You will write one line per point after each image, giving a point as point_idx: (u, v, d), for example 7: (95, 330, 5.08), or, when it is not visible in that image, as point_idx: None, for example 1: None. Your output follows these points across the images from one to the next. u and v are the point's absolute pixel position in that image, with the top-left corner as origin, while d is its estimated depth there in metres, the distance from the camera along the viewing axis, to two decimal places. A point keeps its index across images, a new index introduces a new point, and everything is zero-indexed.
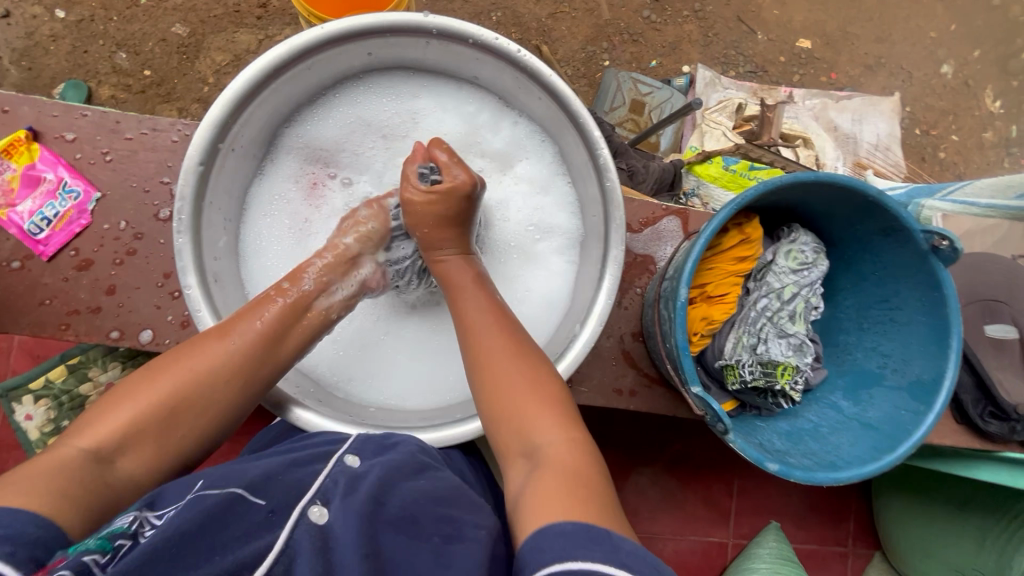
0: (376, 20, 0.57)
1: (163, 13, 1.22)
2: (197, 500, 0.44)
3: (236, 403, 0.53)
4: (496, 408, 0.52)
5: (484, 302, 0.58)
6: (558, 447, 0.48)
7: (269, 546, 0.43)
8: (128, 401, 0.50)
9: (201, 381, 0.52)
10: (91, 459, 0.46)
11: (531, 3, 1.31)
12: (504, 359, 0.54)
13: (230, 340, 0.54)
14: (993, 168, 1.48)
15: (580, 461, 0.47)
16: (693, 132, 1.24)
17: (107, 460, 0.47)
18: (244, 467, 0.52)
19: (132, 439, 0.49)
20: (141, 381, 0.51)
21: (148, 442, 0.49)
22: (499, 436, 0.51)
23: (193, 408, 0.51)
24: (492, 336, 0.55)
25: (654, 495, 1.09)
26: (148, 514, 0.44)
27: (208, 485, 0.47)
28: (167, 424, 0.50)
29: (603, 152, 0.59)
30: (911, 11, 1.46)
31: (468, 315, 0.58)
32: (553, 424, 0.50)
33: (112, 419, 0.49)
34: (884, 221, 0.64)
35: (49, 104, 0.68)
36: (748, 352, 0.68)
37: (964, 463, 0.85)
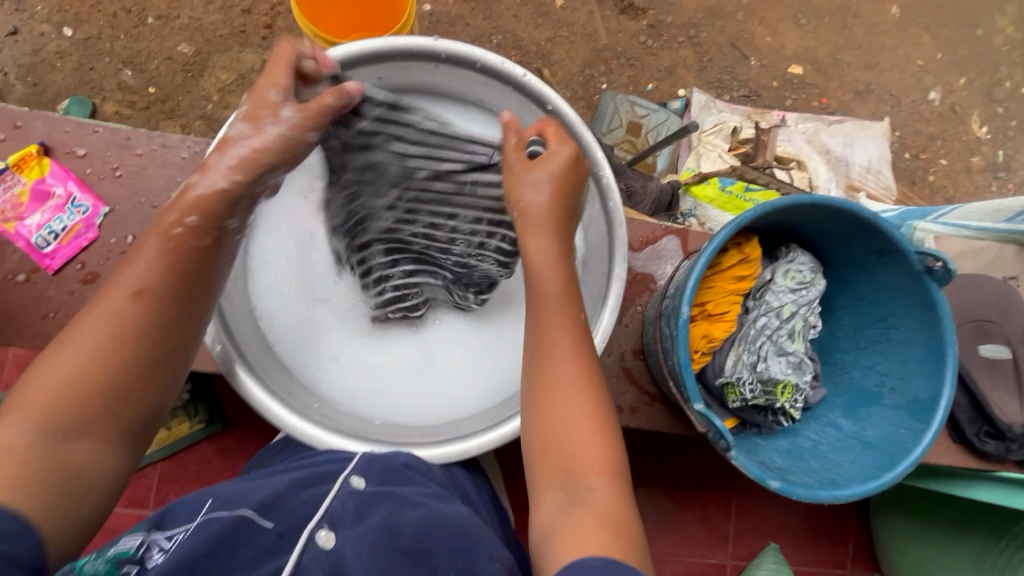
0: (387, 44, 0.59)
1: (170, 32, 1.25)
2: (206, 524, 0.48)
3: (158, 351, 0.49)
4: (547, 437, 0.52)
5: (570, 333, 0.53)
6: (600, 491, 0.49)
7: (278, 570, 0.47)
8: (72, 367, 0.46)
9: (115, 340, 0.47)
10: (51, 440, 0.44)
11: (531, 27, 1.35)
12: (573, 399, 0.52)
13: (124, 300, 0.48)
14: (981, 192, 1.52)
15: (620, 506, 0.48)
16: (689, 154, 1.27)
17: (59, 440, 0.44)
18: (257, 483, 0.55)
19: (87, 407, 0.46)
20: (79, 343, 0.47)
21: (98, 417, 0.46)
22: (540, 470, 0.52)
23: (117, 369, 0.47)
24: (566, 370, 0.52)
25: (653, 515, 1.09)
26: (157, 534, 0.48)
27: (217, 506, 0.51)
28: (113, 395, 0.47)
29: (605, 173, 0.61)
30: (898, 40, 1.51)
31: (550, 341, 0.53)
32: (602, 469, 0.50)
33: (60, 388, 0.45)
34: (879, 243, 0.65)
35: (61, 120, 0.69)
36: (748, 369, 0.69)
37: (962, 481, 0.85)
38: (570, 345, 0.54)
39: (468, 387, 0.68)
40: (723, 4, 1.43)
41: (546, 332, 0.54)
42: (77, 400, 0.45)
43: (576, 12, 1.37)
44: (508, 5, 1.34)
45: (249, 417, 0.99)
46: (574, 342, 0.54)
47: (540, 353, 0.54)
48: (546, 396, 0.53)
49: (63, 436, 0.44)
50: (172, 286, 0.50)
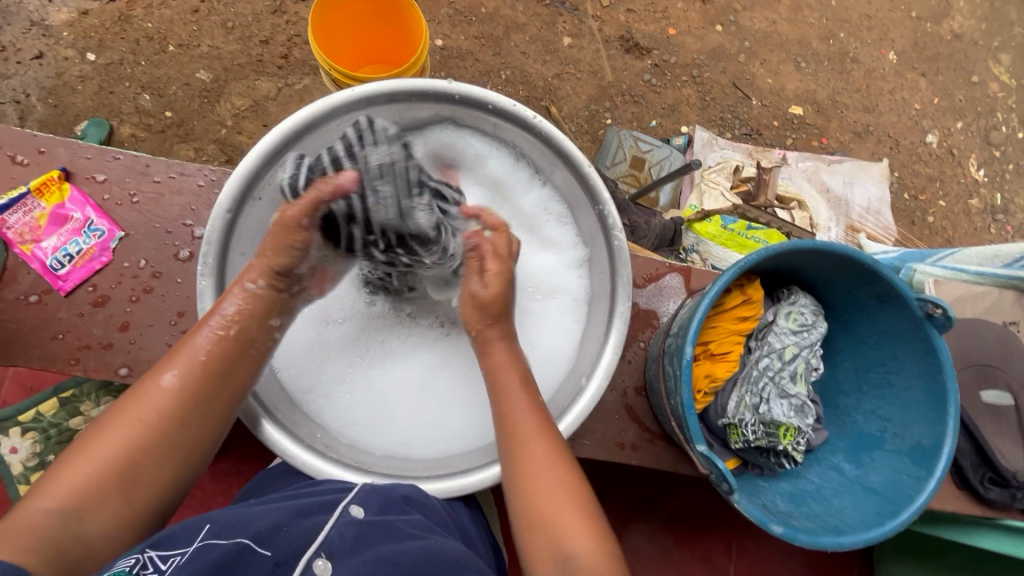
0: (403, 84, 0.60)
1: (189, 59, 1.29)
2: (203, 550, 0.46)
3: (199, 432, 0.53)
4: (532, 513, 0.53)
5: (530, 408, 0.57)
6: (591, 558, 0.50)
7: None
8: (88, 456, 0.49)
9: (164, 416, 0.52)
10: (61, 519, 0.46)
11: (539, 64, 1.39)
12: (546, 473, 0.54)
13: (178, 374, 0.53)
14: (980, 233, 1.53)
15: (610, 569, 0.50)
16: (691, 190, 1.29)
17: (76, 513, 0.46)
18: (256, 509, 0.54)
19: (101, 495, 0.48)
20: (99, 432, 0.50)
21: (112, 488, 0.48)
22: (530, 543, 0.53)
23: (156, 447, 0.51)
24: (538, 454, 0.54)
25: (651, 554, 1.07)
26: (152, 553, 0.45)
27: (215, 532, 0.49)
28: (136, 466, 0.50)
29: (610, 210, 0.63)
30: (895, 85, 1.55)
31: (515, 419, 0.56)
32: (587, 535, 0.51)
33: (72, 474, 0.48)
34: (880, 288, 0.66)
35: (83, 147, 0.72)
36: (751, 412, 0.68)
37: (965, 529, 0.84)
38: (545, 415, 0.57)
39: (467, 420, 0.68)
40: (725, 46, 1.48)
41: (510, 414, 0.57)
42: (100, 474, 0.48)
43: (583, 50, 1.42)
44: (517, 42, 1.39)
45: (246, 442, 0.98)
46: (541, 419, 0.56)
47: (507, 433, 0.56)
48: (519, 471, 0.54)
49: (68, 511, 0.46)
50: (214, 377, 0.54)
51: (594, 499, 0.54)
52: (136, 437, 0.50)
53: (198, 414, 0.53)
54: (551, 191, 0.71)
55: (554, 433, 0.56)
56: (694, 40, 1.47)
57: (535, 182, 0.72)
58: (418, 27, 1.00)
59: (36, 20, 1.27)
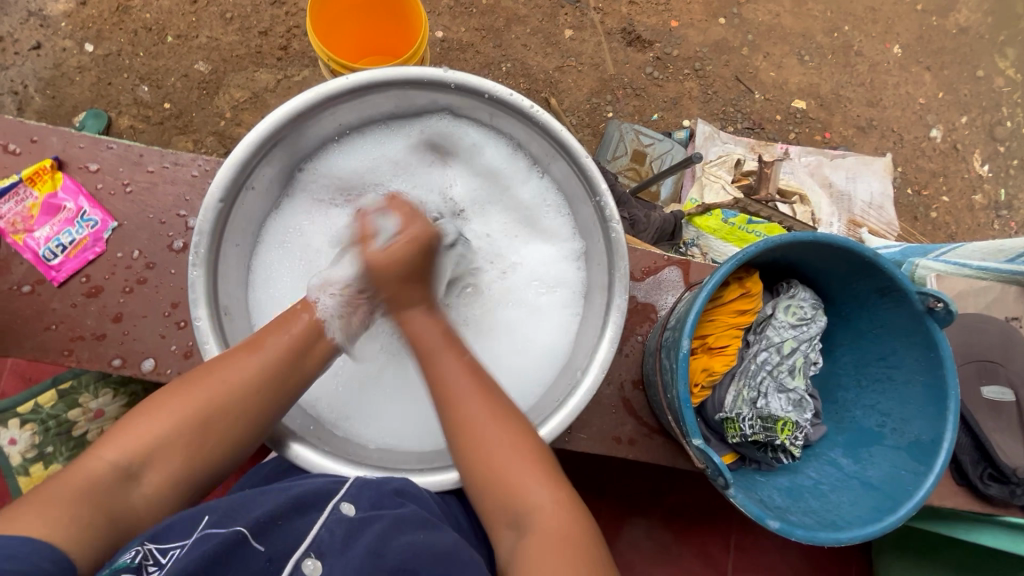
0: (398, 72, 0.59)
1: (187, 51, 1.28)
2: (201, 542, 0.46)
3: (266, 415, 0.53)
4: (480, 473, 0.52)
5: (464, 370, 0.55)
6: (547, 507, 0.50)
7: None
8: (160, 414, 0.50)
9: (238, 393, 0.52)
10: (118, 476, 0.48)
11: (540, 56, 1.38)
12: (491, 433, 0.52)
13: (260, 355, 0.54)
14: (984, 229, 1.52)
15: (567, 517, 0.50)
16: (693, 184, 1.28)
17: (136, 471, 0.49)
18: (258, 494, 0.54)
19: (162, 453, 0.50)
20: (174, 392, 0.52)
21: (175, 451, 0.50)
22: (484, 501, 0.52)
23: (223, 423, 0.52)
24: (475, 407, 0.53)
25: (649, 548, 1.06)
26: (153, 545, 0.46)
27: (213, 522, 0.48)
28: (200, 433, 0.51)
29: (607, 202, 0.62)
30: (900, 79, 1.54)
31: (448, 384, 0.54)
32: (543, 489, 0.51)
33: (145, 429, 0.50)
34: (881, 282, 0.66)
35: (76, 136, 0.71)
36: (748, 405, 0.68)
37: (969, 525, 0.83)
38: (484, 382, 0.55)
39: None
40: (728, 39, 1.47)
41: (443, 379, 0.54)
42: (167, 437, 0.50)
43: (584, 43, 1.40)
44: (518, 34, 1.37)
45: None
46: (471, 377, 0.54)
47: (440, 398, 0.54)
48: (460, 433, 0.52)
49: (128, 468, 0.49)
50: (288, 362, 0.55)
51: (547, 452, 0.54)
52: (205, 407, 0.51)
53: (275, 399, 0.54)
54: (549, 182, 0.71)
55: (493, 394, 0.54)
56: (696, 33, 1.45)
57: (532, 173, 0.71)
58: (417, 18, 0.99)
59: (33, 10, 1.26)
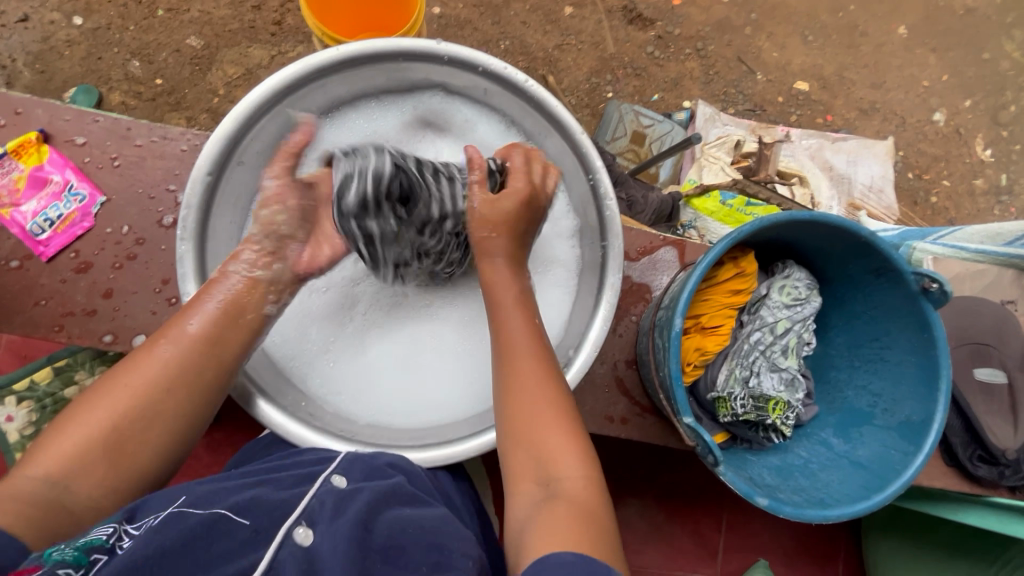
0: (389, 43, 0.58)
1: (179, 25, 1.25)
2: (178, 517, 0.46)
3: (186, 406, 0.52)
4: (519, 434, 0.53)
5: (529, 331, 0.57)
6: (576, 481, 0.49)
7: (252, 564, 0.44)
8: (72, 428, 0.48)
9: (152, 384, 0.51)
10: (48, 486, 0.45)
11: (539, 34, 1.35)
12: (542, 399, 0.53)
13: (167, 344, 0.52)
14: (984, 215, 1.51)
15: (589, 495, 0.49)
16: (692, 165, 1.27)
17: (64, 482, 0.46)
18: (227, 485, 0.53)
19: (83, 462, 0.47)
20: (83, 406, 0.50)
21: (103, 458, 0.48)
22: (512, 459, 0.52)
23: (146, 423, 0.50)
24: (530, 371, 0.54)
25: (642, 527, 1.08)
26: (128, 525, 0.45)
27: (189, 502, 0.48)
28: (117, 440, 0.49)
29: (602, 179, 0.61)
30: (905, 60, 1.51)
31: (511, 338, 0.56)
32: (576, 460, 0.51)
33: (61, 443, 0.47)
34: (876, 262, 0.65)
35: (62, 108, 0.69)
36: (740, 385, 0.68)
37: (954, 505, 0.85)
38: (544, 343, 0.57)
39: (453, 390, 0.67)
40: (731, 18, 1.44)
41: (506, 335, 0.57)
42: (86, 442, 0.48)
43: (584, 20, 1.37)
44: (517, 11, 1.34)
45: (239, 414, 0.98)
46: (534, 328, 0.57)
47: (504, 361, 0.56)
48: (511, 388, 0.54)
49: (56, 480, 0.46)
50: (204, 351, 0.53)
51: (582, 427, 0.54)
52: (122, 406, 0.49)
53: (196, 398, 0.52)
54: None
55: (550, 359, 0.56)
56: (699, 11, 1.42)
57: None
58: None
59: None
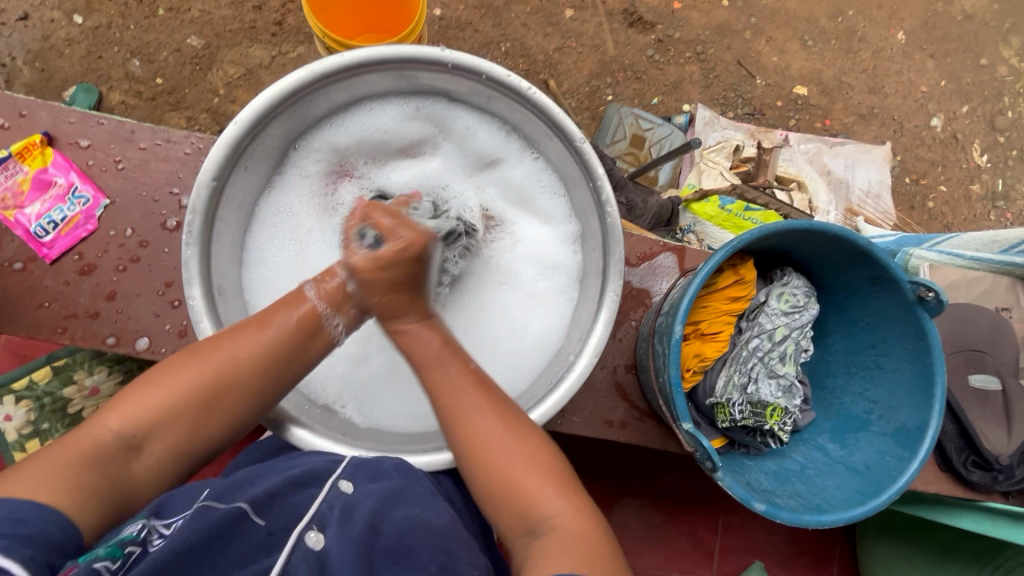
0: (393, 51, 0.59)
1: (180, 24, 1.25)
2: (204, 511, 0.47)
3: (271, 392, 0.53)
4: (497, 481, 0.53)
5: (467, 379, 0.56)
6: (567, 514, 0.51)
7: (264, 570, 0.46)
8: (163, 388, 0.50)
9: (247, 367, 0.51)
10: (124, 444, 0.48)
11: (540, 37, 1.36)
12: (503, 440, 0.53)
13: (269, 331, 0.53)
14: (979, 220, 1.52)
15: (586, 527, 0.50)
16: (691, 170, 1.28)
17: (141, 442, 0.49)
18: (253, 475, 0.55)
19: (163, 425, 0.49)
20: (179, 363, 0.51)
21: (184, 420, 0.50)
22: (499, 516, 0.53)
23: (231, 398, 0.51)
24: (476, 417, 0.54)
25: (639, 528, 1.09)
26: (157, 521, 0.47)
27: (214, 496, 0.50)
28: (204, 410, 0.50)
29: (604, 187, 0.61)
30: (903, 66, 1.52)
31: (452, 401, 0.55)
32: (558, 494, 0.52)
33: (150, 401, 0.49)
34: (873, 270, 0.66)
35: (66, 111, 0.70)
36: (739, 391, 0.69)
37: (947, 510, 0.85)
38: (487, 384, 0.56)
39: None
40: (731, 22, 1.45)
41: (444, 391, 0.55)
42: (176, 407, 0.50)
43: (585, 23, 1.38)
44: (518, 14, 1.35)
45: None
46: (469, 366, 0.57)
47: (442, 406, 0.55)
48: (469, 448, 0.53)
49: (129, 443, 0.49)
50: (295, 340, 0.54)
51: (561, 460, 0.55)
52: (213, 381, 0.50)
53: (283, 387, 0.54)
54: (545, 162, 0.70)
55: (501, 400, 0.55)
56: (699, 15, 1.43)
57: (526, 153, 0.71)
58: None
59: None
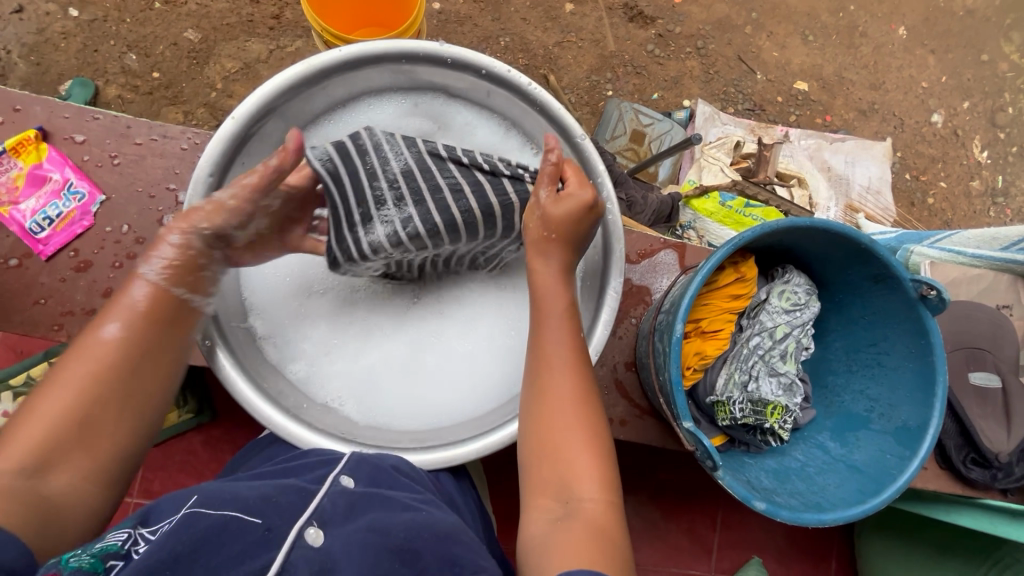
0: (390, 45, 0.58)
1: (176, 18, 1.24)
2: (191, 520, 0.45)
3: (146, 381, 0.51)
4: (546, 445, 0.53)
5: (568, 343, 0.56)
6: (595, 501, 0.50)
7: (263, 567, 0.44)
8: (33, 421, 0.46)
9: (107, 367, 0.49)
10: (20, 479, 0.44)
11: (539, 31, 1.35)
12: (569, 409, 0.53)
13: (118, 322, 0.50)
14: (979, 216, 1.52)
15: (609, 522, 0.49)
16: (691, 166, 1.27)
17: (37, 473, 0.45)
18: (244, 480, 0.53)
19: (54, 453, 0.46)
20: (40, 394, 0.47)
21: (70, 441, 0.47)
22: (535, 477, 0.53)
23: (108, 398, 0.49)
24: (563, 380, 0.54)
25: (638, 525, 1.09)
26: (142, 530, 0.45)
27: (203, 501, 0.48)
28: (84, 424, 0.47)
29: (605, 185, 0.61)
30: (904, 62, 1.52)
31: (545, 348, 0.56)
32: (596, 480, 0.51)
33: (24, 436, 0.46)
34: (875, 268, 0.66)
35: (61, 106, 0.69)
36: (739, 389, 0.69)
37: (950, 507, 0.85)
38: (582, 360, 0.56)
39: (449, 394, 0.67)
40: (732, 17, 1.44)
41: (545, 346, 0.56)
42: (51, 430, 0.46)
43: (585, 17, 1.37)
44: (518, 8, 1.34)
45: (239, 410, 0.99)
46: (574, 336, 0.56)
47: (538, 362, 0.55)
48: (542, 397, 0.54)
49: (33, 468, 0.45)
50: (153, 322, 0.52)
51: (609, 449, 0.54)
52: (79, 393, 0.48)
53: (154, 378, 0.51)
54: None
55: (586, 375, 0.56)
56: (700, 10, 1.42)
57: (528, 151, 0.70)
58: None
59: None
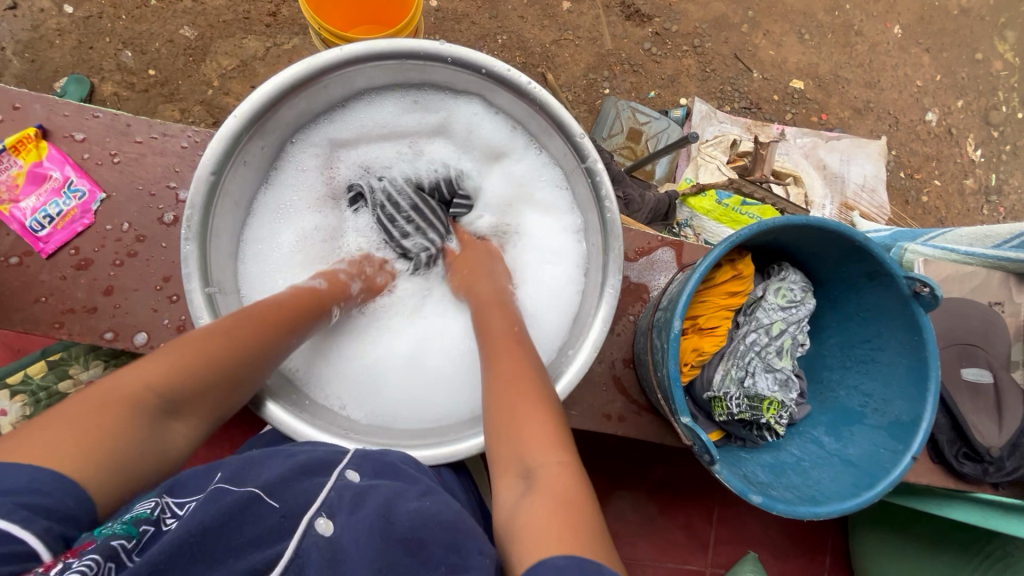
0: (392, 45, 0.58)
1: (172, 15, 1.24)
2: (216, 495, 0.46)
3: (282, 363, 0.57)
4: (502, 423, 0.53)
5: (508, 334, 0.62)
6: (554, 469, 0.48)
7: (279, 553, 0.45)
8: (190, 358, 0.49)
9: (266, 340, 0.55)
10: (160, 408, 0.45)
11: (536, 29, 1.35)
12: (514, 385, 0.55)
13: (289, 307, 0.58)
14: (973, 214, 1.53)
15: (571, 489, 0.47)
16: (688, 164, 1.28)
17: (172, 410, 0.46)
18: (258, 462, 0.54)
19: (196, 397, 0.48)
20: (202, 337, 0.51)
21: (210, 392, 0.49)
22: (499, 457, 0.52)
23: (257, 367, 0.53)
24: (508, 361, 0.58)
25: (635, 519, 1.10)
26: (170, 499, 0.46)
27: (227, 480, 0.49)
28: (229, 385, 0.51)
29: (604, 184, 0.61)
30: (899, 60, 1.53)
31: (493, 343, 0.62)
32: (555, 449, 0.50)
33: (181, 368, 0.48)
34: (871, 266, 0.66)
35: (61, 104, 0.69)
36: (736, 385, 0.70)
37: (939, 501, 0.86)
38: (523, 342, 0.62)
39: (453, 394, 0.69)
40: (728, 15, 1.44)
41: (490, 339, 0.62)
42: (210, 375, 0.49)
43: (582, 15, 1.37)
44: (515, 6, 1.34)
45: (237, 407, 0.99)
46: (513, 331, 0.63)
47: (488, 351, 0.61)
48: (497, 381, 0.57)
49: (174, 407, 0.46)
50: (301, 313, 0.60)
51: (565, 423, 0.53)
52: (242, 354, 0.52)
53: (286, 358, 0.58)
54: (547, 158, 0.70)
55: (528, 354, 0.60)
56: (696, 8, 1.42)
57: (530, 149, 0.71)
58: None
59: None
